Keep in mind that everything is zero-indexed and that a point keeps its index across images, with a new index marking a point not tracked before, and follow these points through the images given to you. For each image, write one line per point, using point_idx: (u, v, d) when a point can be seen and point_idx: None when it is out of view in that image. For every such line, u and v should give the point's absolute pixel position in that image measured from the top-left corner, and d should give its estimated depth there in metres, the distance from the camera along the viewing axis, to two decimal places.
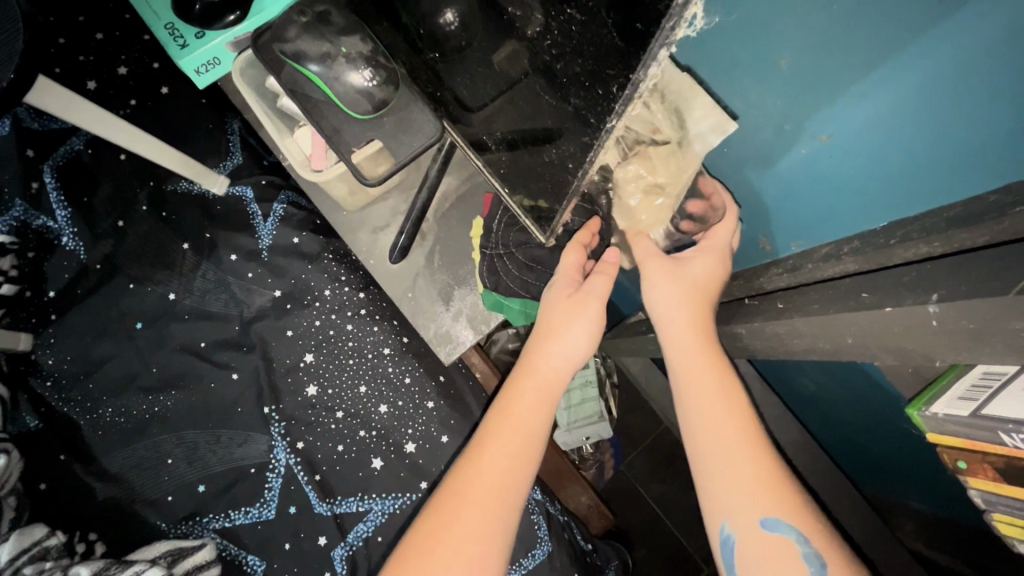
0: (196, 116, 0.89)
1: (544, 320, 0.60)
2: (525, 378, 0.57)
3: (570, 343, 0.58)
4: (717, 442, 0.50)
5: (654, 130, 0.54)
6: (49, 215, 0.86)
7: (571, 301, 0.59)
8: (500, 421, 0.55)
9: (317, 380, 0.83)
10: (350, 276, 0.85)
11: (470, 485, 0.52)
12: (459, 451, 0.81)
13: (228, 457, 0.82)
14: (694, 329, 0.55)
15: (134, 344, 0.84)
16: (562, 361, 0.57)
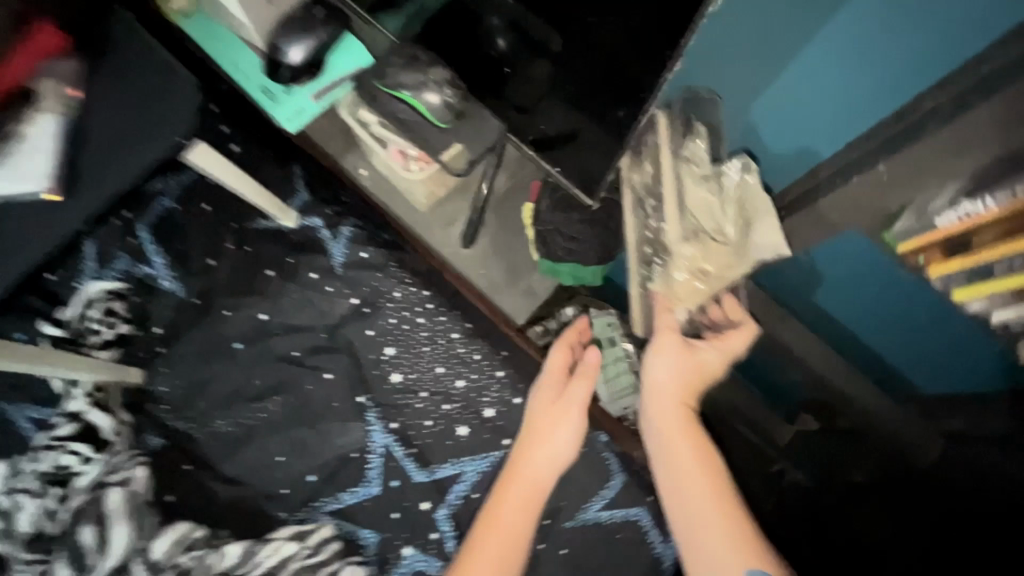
0: (264, 166, 1.05)
1: (536, 412, 0.81)
2: (524, 457, 0.77)
3: (562, 444, 0.77)
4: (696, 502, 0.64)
5: (717, 229, 0.67)
6: (149, 264, 0.99)
7: (558, 400, 0.80)
8: (503, 494, 0.74)
9: (400, 368, 0.96)
10: (415, 278, 1.00)
11: (494, 537, 0.71)
12: None
13: (331, 447, 0.93)
14: (677, 402, 0.70)
15: (236, 363, 0.96)
16: (556, 451, 0.76)
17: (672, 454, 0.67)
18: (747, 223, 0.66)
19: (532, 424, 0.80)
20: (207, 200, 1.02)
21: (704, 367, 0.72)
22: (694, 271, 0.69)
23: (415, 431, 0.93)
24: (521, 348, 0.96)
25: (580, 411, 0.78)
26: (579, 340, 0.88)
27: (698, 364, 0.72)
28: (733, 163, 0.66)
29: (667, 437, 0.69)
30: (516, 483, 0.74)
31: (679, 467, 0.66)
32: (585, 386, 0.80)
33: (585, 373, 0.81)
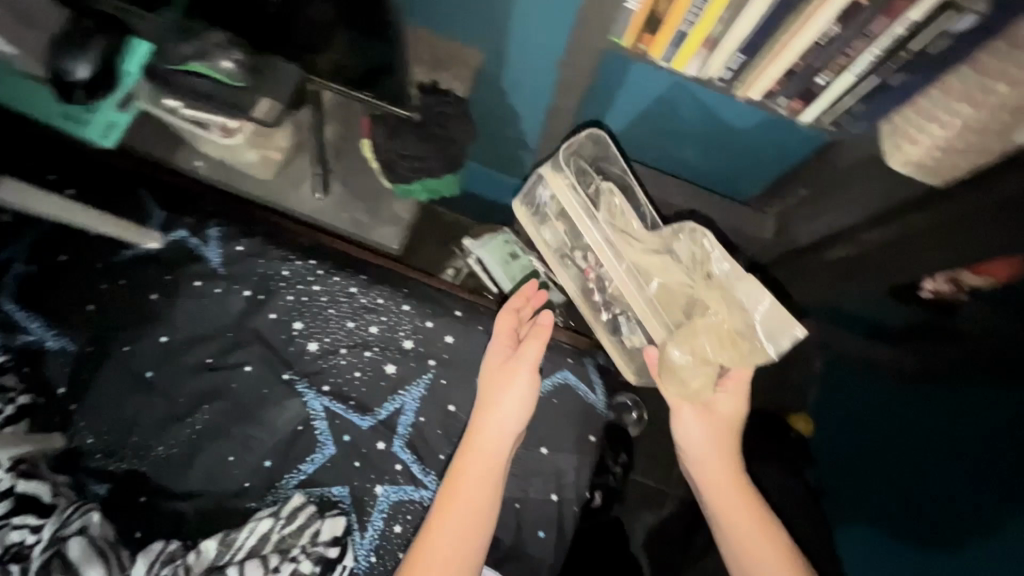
0: (109, 200, 1.03)
1: (489, 391, 0.94)
2: (480, 429, 0.91)
3: (513, 403, 0.91)
4: (743, 522, 0.91)
5: (667, 280, 0.99)
6: (27, 331, 0.97)
7: (508, 367, 0.94)
8: (462, 469, 0.87)
9: (313, 336, 1.00)
10: (298, 253, 1.03)
11: (454, 506, 0.85)
12: (446, 326, 1.01)
13: (276, 429, 0.97)
14: (730, 481, 0.94)
15: (155, 391, 0.97)
16: (500, 424, 0.90)
17: (716, 492, 0.94)
18: (741, 302, 0.92)
19: (486, 396, 0.93)
20: (63, 251, 1.01)
21: (733, 427, 0.96)
22: (699, 353, 0.92)
23: (347, 385, 0.99)
24: (414, 279, 1.05)
25: (528, 376, 0.92)
26: (524, 301, 1.02)
27: (732, 427, 0.96)
28: (686, 229, 0.97)
29: (721, 497, 0.93)
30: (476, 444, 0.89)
31: (736, 524, 0.93)
32: (536, 347, 0.94)
33: (533, 344, 0.94)
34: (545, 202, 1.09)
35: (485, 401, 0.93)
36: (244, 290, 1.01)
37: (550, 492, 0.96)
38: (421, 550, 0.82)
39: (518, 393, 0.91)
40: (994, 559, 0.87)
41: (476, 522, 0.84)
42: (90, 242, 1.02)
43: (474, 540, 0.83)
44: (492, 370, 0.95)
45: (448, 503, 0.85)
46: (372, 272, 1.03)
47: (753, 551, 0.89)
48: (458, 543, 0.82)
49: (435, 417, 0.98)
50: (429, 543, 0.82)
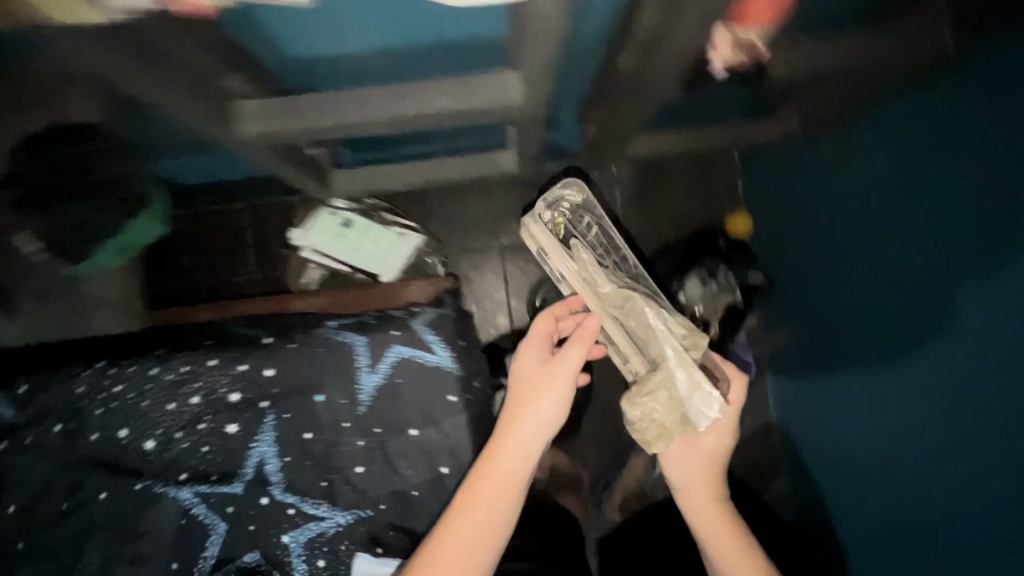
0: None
1: (529, 388, 0.91)
2: (517, 424, 0.86)
3: (555, 405, 0.88)
4: (732, 547, 0.98)
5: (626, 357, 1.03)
6: None
7: (551, 369, 0.92)
8: (484, 474, 0.84)
9: (143, 435, 0.93)
10: (86, 369, 0.93)
11: (467, 511, 0.82)
12: (261, 360, 0.91)
13: (161, 536, 0.92)
14: (706, 491, 1.02)
15: (30, 559, 0.91)
16: (538, 419, 0.86)
17: (707, 510, 1.01)
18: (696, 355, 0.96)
19: (523, 384, 0.92)
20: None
21: (717, 469, 1.01)
22: (654, 405, 0.94)
23: (201, 464, 0.92)
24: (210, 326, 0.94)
25: (568, 380, 0.90)
26: (560, 316, 1.02)
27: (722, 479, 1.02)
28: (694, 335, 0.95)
29: (708, 526, 1.00)
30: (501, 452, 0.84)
31: (718, 529, 0.99)
32: (576, 353, 0.91)
33: (578, 342, 0.92)
34: (552, 223, 1.08)
35: (524, 396, 0.90)
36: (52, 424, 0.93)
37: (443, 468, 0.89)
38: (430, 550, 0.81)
39: (559, 391, 0.89)
40: (990, 503, 0.68)
41: (488, 532, 0.82)
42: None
43: (483, 554, 0.81)
44: (529, 369, 0.92)
45: (464, 502, 0.83)
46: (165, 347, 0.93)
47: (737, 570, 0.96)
48: (467, 555, 0.81)
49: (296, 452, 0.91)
50: (440, 549, 0.81)
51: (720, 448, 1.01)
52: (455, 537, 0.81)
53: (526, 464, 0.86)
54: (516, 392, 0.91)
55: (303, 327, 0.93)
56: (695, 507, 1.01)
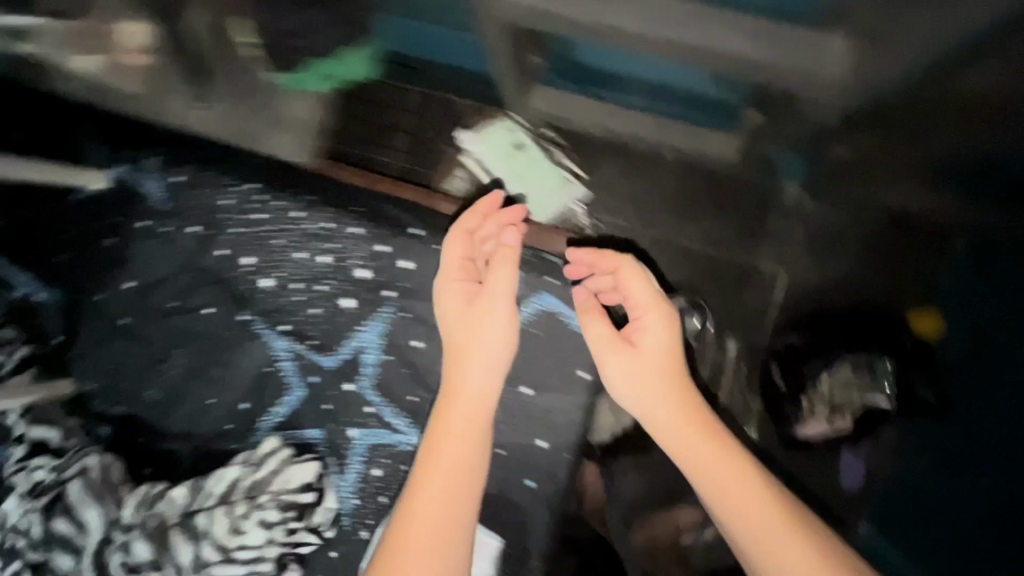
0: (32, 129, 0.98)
1: (462, 318, 0.77)
2: (461, 360, 0.75)
3: (493, 283, 0.77)
4: (755, 496, 0.64)
5: None
6: (19, 286, 0.99)
7: (473, 297, 0.78)
8: (452, 401, 0.73)
9: (267, 270, 0.89)
10: (233, 179, 0.91)
11: (448, 449, 0.69)
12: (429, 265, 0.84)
13: (243, 371, 0.92)
14: (681, 401, 0.71)
15: (125, 342, 0.95)
16: (479, 378, 0.73)
17: (738, 482, 0.65)
18: None
19: (472, 306, 0.77)
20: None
21: (715, 430, 0.69)
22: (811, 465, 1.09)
23: (293, 296, 0.88)
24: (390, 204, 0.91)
25: (488, 296, 0.77)
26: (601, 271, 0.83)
27: (715, 428, 0.69)
28: None
29: (768, 531, 0.62)
30: (451, 403, 0.72)
31: (723, 476, 0.65)
32: (654, 334, 0.75)
33: (505, 264, 0.77)
34: None
35: (446, 323, 0.78)
36: (162, 203, 0.93)
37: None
38: (412, 511, 0.66)
39: (660, 338, 0.75)
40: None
41: (466, 476, 0.68)
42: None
43: (468, 488, 0.68)
44: (453, 293, 0.79)
45: (450, 395, 0.73)
46: (300, 183, 0.90)
47: (778, 543, 0.61)
48: (451, 509, 0.66)
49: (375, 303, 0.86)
50: (418, 496, 0.66)
51: (716, 423, 0.70)
52: (440, 456, 0.68)
53: (484, 418, 0.72)
54: (447, 366, 0.76)
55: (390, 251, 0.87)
56: (703, 463, 0.66)
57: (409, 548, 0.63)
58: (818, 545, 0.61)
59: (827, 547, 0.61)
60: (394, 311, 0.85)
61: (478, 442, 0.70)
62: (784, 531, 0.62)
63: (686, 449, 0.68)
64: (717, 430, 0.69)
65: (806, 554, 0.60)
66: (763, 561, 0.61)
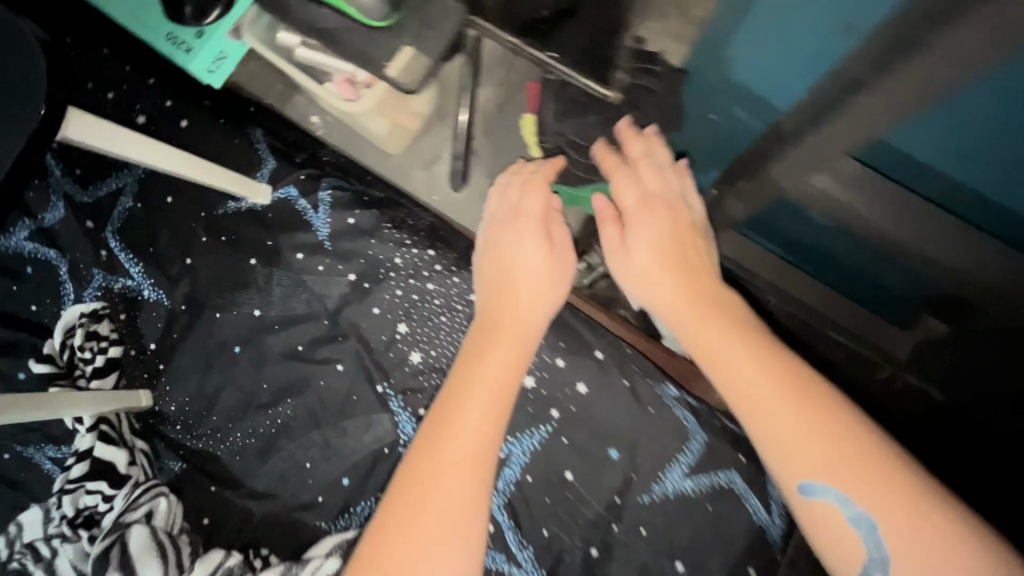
0: (198, 117, 0.90)
1: (502, 249, 0.71)
2: (502, 331, 0.65)
3: (557, 245, 0.70)
4: (793, 430, 0.50)
5: None
6: (125, 275, 0.88)
7: (520, 223, 0.72)
8: (495, 347, 0.63)
9: (418, 347, 0.82)
10: (414, 238, 0.85)
11: (444, 444, 0.56)
12: (603, 396, 0.77)
13: (360, 444, 0.82)
14: (687, 304, 0.62)
15: (236, 371, 0.86)
16: (535, 313, 0.67)
17: (750, 364, 0.54)
18: None
19: (503, 242, 0.72)
20: (78, 165, 0.91)
21: (727, 312, 0.60)
22: None
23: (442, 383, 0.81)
24: (576, 315, 0.81)
25: (539, 226, 0.71)
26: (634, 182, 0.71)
27: (718, 303, 0.61)
28: None
29: (845, 458, 0.49)
30: (498, 337, 0.64)
31: (773, 413, 0.51)
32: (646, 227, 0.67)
33: (530, 180, 0.76)
34: None
35: (500, 248, 0.72)
36: (324, 240, 0.85)
37: (642, 524, 0.73)
38: (398, 501, 0.54)
39: (642, 240, 0.66)
40: None
41: (484, 462, 0.55)
42: (129, 115, 0.90)
43: (485, 478, 0.55)
44: (510, 234, 0.72)
45: (504, 317, 0.66)
46: None
47: (779, 432, 0.51)
48: (461, 492, 0.54)
49: (535, 419, 0.78)
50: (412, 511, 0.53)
51: (703, 288, 0.63)
52: (455, 438, 0.56)
53: (523, 357, 0.64)
54: (494, 300, 0.68)
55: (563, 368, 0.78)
56: (732, 363, 0.55)
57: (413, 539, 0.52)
58: (834, 419, 0.50)
59: (852, 427, 0.49)
60: (554, 433, 0.77)
61: (502, 389, 0.60)
62: (792, 410, 0.51)
63: (689, 339, 0.61)
64: (750, 322, 0.60)
65: (796, 417, 0.51)
66: (786, 469, 0.51)
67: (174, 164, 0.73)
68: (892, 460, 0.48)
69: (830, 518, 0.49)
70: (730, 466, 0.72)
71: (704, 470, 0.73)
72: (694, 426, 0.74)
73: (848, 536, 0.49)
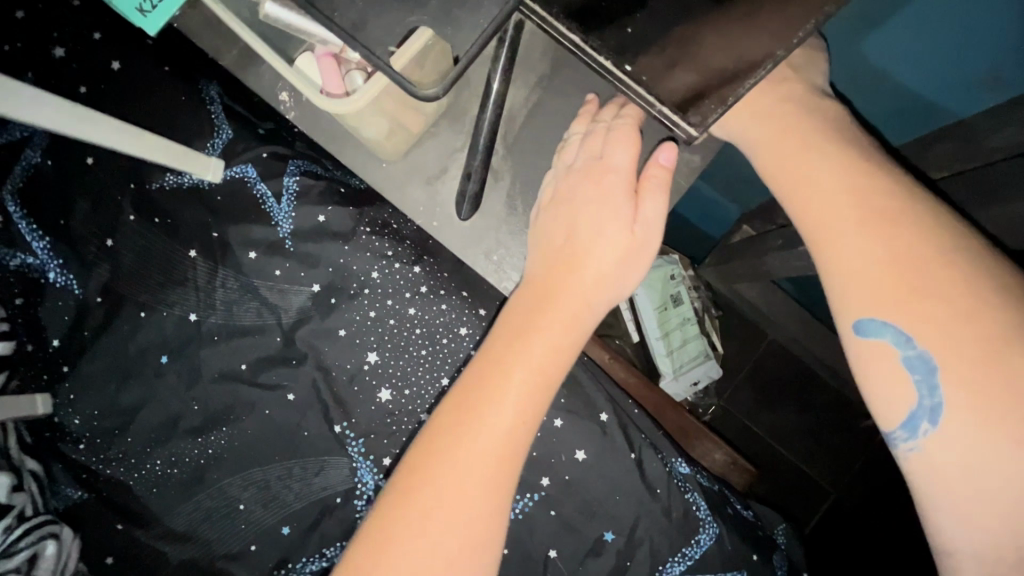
0: (136, 60, 0.71)
1: (572, 213, 0.46)
2: (551, 308, 0.45)
3: (643, 223, 0.45)
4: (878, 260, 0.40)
5: None
6: (27, 251, 0.70)
7: (603, 178, 0.45)
8: (537, 326, 0.44)
9: (389, 382, 0.68)
10: (397, 249, 0.69)
11: (474, 426, 0.42)
12: (604, 467, 0.65)
13: (307, 489, 0.68)
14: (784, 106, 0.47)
15: (161, 384, 0.70)
16: (600, 287, 0.45)
17: (820, 175, 0.43)
18: None
19: (576, 200, 0.46)
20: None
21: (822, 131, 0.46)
22: None
23: (414, 428, 0.68)
24: (582, 366, 0.68)
25: (630, 187, 0.45)
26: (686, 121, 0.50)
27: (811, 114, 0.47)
28: None
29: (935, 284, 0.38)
30: (558, 310, 0.44)
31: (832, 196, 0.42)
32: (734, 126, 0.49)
33: (623, 126, 0.46)
34: None
35: (569, 208, 0.46)
36: (285, 238, 0.69)
37: None
38: (411, 493, 0.42)
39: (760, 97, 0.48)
40: None
41: (500, 474, 0.42)
42: (45, 46, 0.70)
43: (507, 484, 0.43)
44: (586, 192, 0.46)
45: (566, 275, 0.45)
46: (479, 292, 0.69)
47: (853, 262, 0.41)
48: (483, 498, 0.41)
49: (521, 484, 0.65)
50: (424, 500, 0.41)
51: (799, 94, 0.48)
52: (470, 445, 0.42)
53: (574, 346, 0.46)
54: (550, 243, 0.47)
55: (561, 428, 0.66)
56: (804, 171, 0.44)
57: (411, 544, 0.40)
58: (918, 252, 0.39)
59: (936, 255, 0.39)
60: (539, 504, 0.65)
61: (552, 379, 0.44)
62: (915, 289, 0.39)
63: (758, 139, 0.47)
64: (842, 126, 0.46)
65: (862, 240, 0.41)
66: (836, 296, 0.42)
67: (103, 134, 0.55)
68: (971, 281, 0.38)
69: (881, 361, 0.40)
70: (740, 566, 0.64)
71: (707, 566, 0.63)
72: (706, 514, 0.64)
73: (890, 372, 0.41)
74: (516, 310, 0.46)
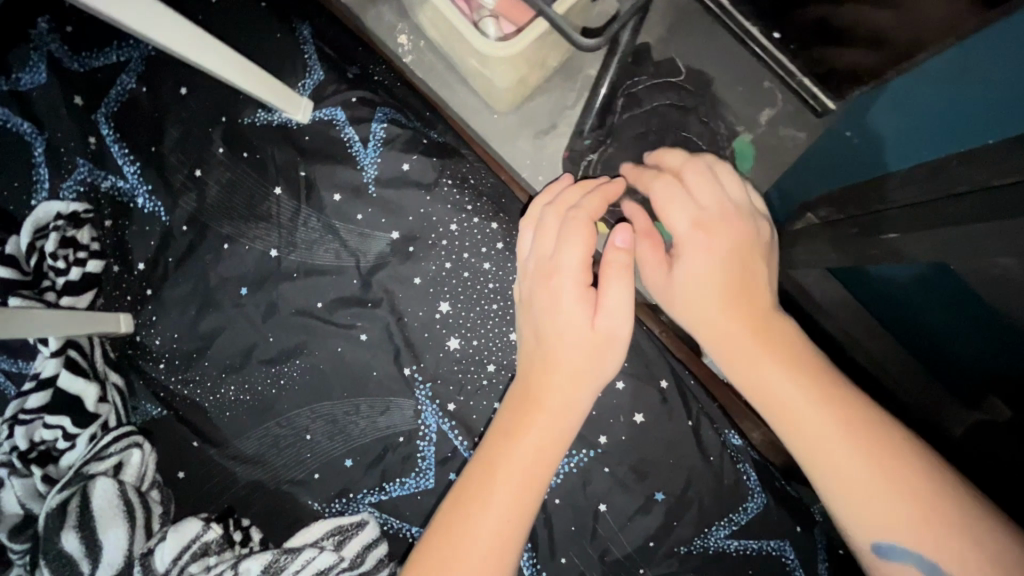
0: None
1: (535, 316, 0.51)
2: (536, 407, 0.48)
3: (606, 313, 0.48)
4: (824, 444, 0.39)
5: None
6: (117, 174, 0.72)
7: (551, 280, 0.50)
8: (526, 424, 0.47)
9: (459, 332, 0.71)
10: (477, 204, 0.71)
11: (471, 522, 0.44)
12: (660, 430, 0.68)
13: (373, 426, 0.71)
14: (722, 306, 0.47)
15: (238, 313, 0.73)
16: (577, 390, 0.49)
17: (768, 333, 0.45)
18: None
19: (537, 306, 0.51)
20: (70, 22, 0.73)
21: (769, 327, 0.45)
22: None
23: (480, 378, 0.70)
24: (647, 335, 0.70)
25: (582, 282, 0.50)
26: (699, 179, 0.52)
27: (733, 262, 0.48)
28: None
29: (829, 456, 0.39)
30: (541, 412, 0.48)
31: (768, 381, 0.43)
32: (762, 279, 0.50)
33: (573, 224, 0.51)
34: None
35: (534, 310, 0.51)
36: (369, 183, 0.71)
37: None
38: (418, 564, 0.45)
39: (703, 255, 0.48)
40: None
41: (501, 561, 0.44)
42: None
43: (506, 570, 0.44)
44: (541, 295, 0.51)
45: (545, 372, 0.49)
46: None
47: (815, 441, 0.40)
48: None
49: (579, 440, 0.68)
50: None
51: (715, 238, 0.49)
52: (467, 533, 0.44)
53: (563, 442, 0.48)
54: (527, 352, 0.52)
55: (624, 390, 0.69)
56: (766, 379, 0.43)
57: None
58: (875, 432, 0.39)
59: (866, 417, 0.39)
60: (595, 459, 0.68)
61: (545, 471, 0.47)
62: (859, 463, 0.38)
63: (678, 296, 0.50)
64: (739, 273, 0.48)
65: (857, 468, 0.38)
66: (845, 519, 0.39)
67: (222, 64, 0.58)
68: (899, 463, 0.38)
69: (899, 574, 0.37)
70: (784, 536, 0.66)
71: (752, 532, 0.66)
72: (755, 484, 0.67)
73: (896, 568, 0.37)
74: (509, 407, 0.49)
